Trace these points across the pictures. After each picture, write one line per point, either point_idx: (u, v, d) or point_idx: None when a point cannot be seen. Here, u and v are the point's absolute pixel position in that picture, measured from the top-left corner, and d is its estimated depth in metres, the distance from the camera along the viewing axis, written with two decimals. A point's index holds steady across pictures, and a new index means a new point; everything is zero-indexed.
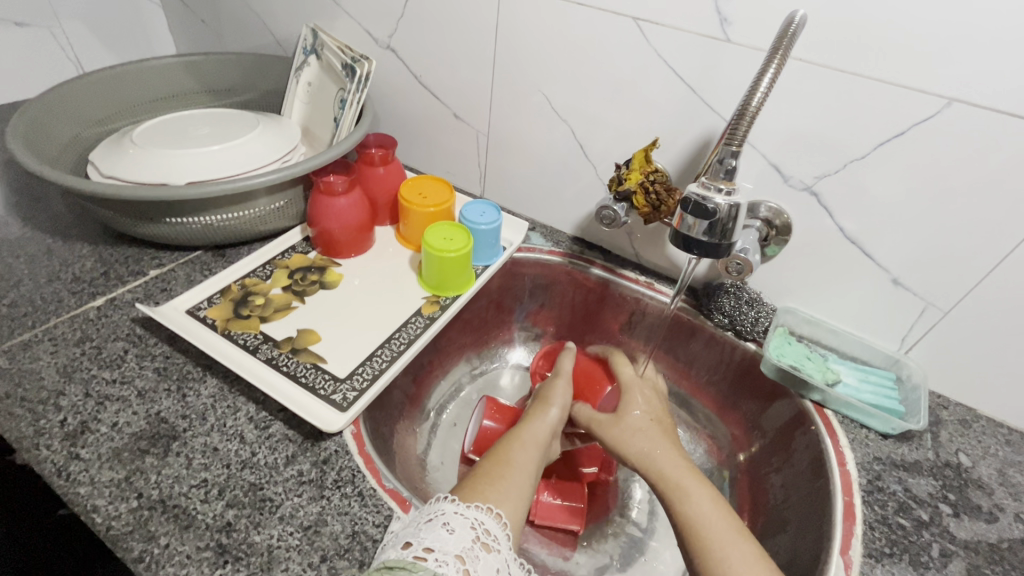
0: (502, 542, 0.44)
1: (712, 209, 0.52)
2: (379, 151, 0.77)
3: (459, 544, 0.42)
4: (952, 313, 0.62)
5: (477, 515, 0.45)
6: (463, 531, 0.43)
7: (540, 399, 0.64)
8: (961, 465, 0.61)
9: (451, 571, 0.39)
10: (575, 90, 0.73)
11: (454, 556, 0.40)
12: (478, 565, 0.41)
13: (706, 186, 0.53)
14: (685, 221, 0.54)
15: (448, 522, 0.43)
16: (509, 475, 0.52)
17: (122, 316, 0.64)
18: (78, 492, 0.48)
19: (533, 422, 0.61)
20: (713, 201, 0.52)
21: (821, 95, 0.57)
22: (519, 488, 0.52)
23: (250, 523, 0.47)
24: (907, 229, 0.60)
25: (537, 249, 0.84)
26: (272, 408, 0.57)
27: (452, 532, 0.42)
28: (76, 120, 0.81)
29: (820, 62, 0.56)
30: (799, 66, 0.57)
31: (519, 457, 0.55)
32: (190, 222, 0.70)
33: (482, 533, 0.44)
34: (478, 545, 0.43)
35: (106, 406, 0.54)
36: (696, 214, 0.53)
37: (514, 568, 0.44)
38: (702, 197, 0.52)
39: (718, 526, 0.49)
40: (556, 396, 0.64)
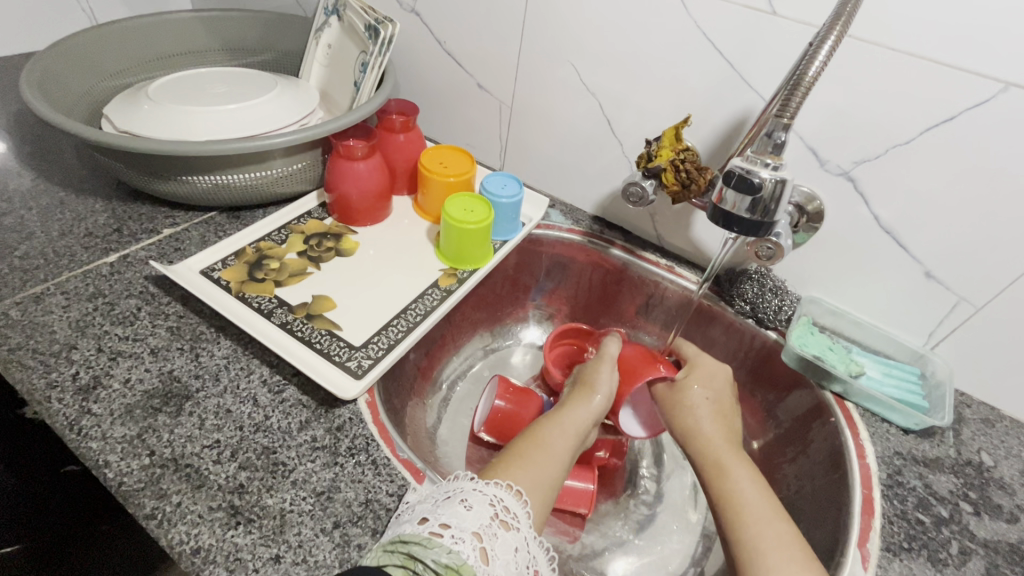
0: (522, 520, 0.43)
1: (757, 184, 0.50)
2: (400, 118, 0.75)
3: (477, 521, 0.40)
4: (985, 310, 0.60)
5: (495, 492, 0.44)
6: (482, 509, 0.42)
7: (585, 383, 0.64)
8: (982, 464, 0.59)
9: (467, 549, 0.38)
10: (606, 63, 0.70)
11: (471, 534, 0.39)
12: (496, 544, 0.40)
13: (751, 160, 0.51)
14: (726, 198, 0.52)
15: (466, 498, 0.42)
16: (539, 459, 0.52)
17: (135, 274, 0.63)
18: (90, 447, 0.47)
19: (574, 408, 0.60)
20: (758, 175, 0.50)
21: (869, 75, 0.55)
22: (548, 472, 0.52)
23: (264, 487, 0.46)
24: (945, 221, 0.58)
25: (556, 227, 0.82)
26: (286, 372, 0.56)
27: (470, 509, 0.41)
28: (90, 71, 0.79)
29: (870, 38, 0.53)
30: (847, 42, 0.54)
31: (558, 441, 0.55)
32: (204, 181, 0.68)
33: (501, 511, 0.42)
34: (496, 523, 0.41)
35: (118, 362, 0.54)
36: (739, 189, 0.51)
37: (534, 547, 0.42)
38: (747, 171, 0.50)
39: (757, 505, 0.51)
40: (601, 382, 0.63)
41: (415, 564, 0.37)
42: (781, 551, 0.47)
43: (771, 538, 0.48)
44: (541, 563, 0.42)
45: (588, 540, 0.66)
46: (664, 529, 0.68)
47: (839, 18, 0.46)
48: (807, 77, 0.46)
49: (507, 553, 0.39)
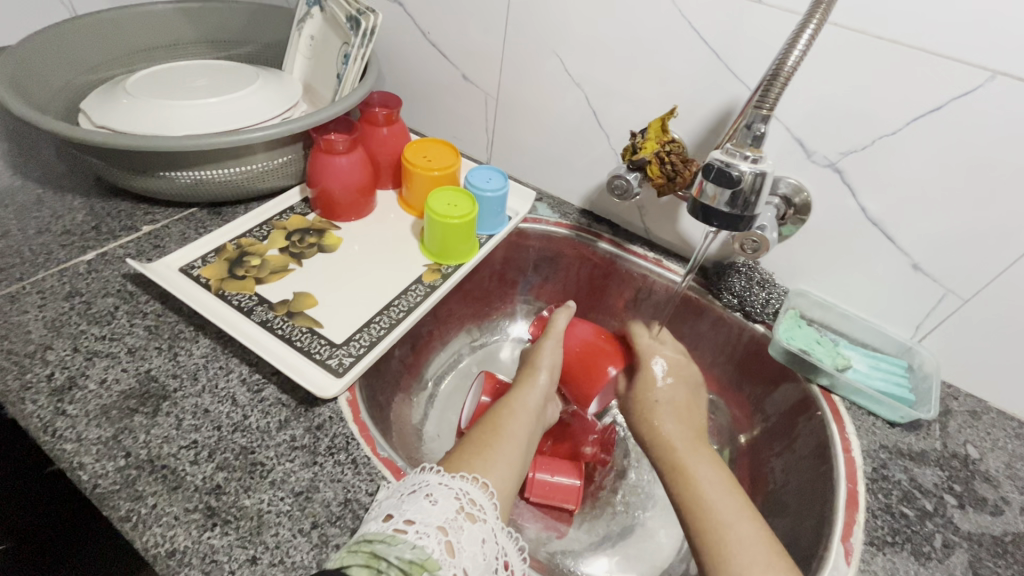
0: (488, 511, 0.43)
1: (736, 177, 0.49)
2: (382, 111, 0.73)
3: (442, 515, 0.40)
4: (973, 302, 0.60)
5: (462, 485, 0.44)
6: (447, 502, 0.41)
7: (529, 367, 0.66)
8: (968, 457, 0.59)
9: (431, 543, 0.38)
10: (591, 52, 0.69)
11: (436, 528, 0.39)
12: (462, 536, 0.39)
13: (730, 152, 0.50)
14: (706, 191, 0.51)
15: (431, 493, 0.42)
16: (498, 445, 0.52)
17: (113, 272, 0.62)
18: (65, 449, 0.46)
19: (523, 393, 0.62)
20: (737, 168, 0.49)
21: (855, 64, 0.54)
22: (507, 456, 0.52)
23: (241, 487, 0.46)
24: (932, 212, 0.57)
25: (543, 221, 0.81)
26: (266, 370, 0.55)
27: (435, 503, 0.41)
28: (67, 65, 0.78)
29: (857, 26, 0.52)
30: (832, 30, 0.53)
31: (515, 425, 0.56)
32: (183, 177, 0.67)
33: (467, 503, 0.42)
34: (462, 516, 0.41)
35: (94, 362, 0.53)
36: (718, 182, 0.50)
37: (502, 537, 0.42)
38: (726, 164, 0.49)
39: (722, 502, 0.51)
40: (543, 362, 0.66)
41: (378, 561, 0.36)
42: (747, 547, 0.47)
43: (739, 533, 0.48)
44: (510, 554, 0.42)
45: (575, 535, 0.66)
46: (651, 523, 0.68)
47: (821, 5, 0.45)
48: (787, 66, 0.46)
49: (474, 545, 0.39)
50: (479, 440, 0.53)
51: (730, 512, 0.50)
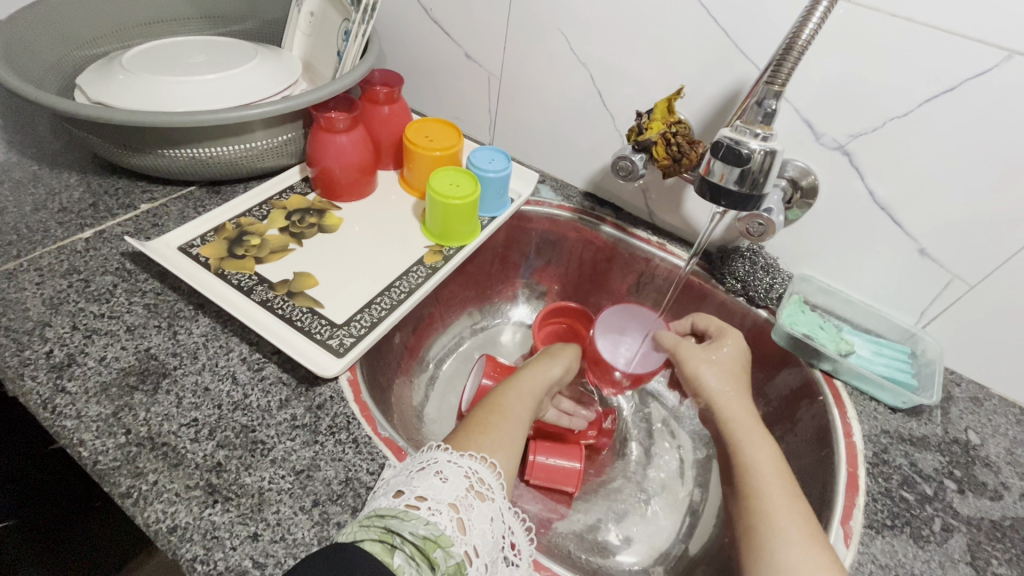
0: (497, 490, 0.42)
1: (746, 155, 0.48)
2: (384, 88, 0.72)
3: (453, 492, 0.40)
4: (979, 287, 0.59)
5: (470, 464, 0.43)
6: (458, 480, 0.41)
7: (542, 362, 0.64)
8: (969, 443, 0.59)
9: (444, 520, 0.38)
10: (598, 31, 0.67)
11: (448, 505, 0.39)
12: (473, 514, 0.39)
13: (740, 130, 0.50)
14: (714, 169, 0.50)
15: (441, 470, 0.41)
16: (501, 424, 0.52)
17: (111, 250, 0.61)
18: (64, 425, 0.46)
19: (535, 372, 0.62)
20: (747, 146, 0.48)
21: (866, 43, 0.53)
22: (511, 435, 0.51)
23: (242, 465, 0.46)
24: (940, 196, 0.57)
25: (545, 203, 0.80)
26: (266, 350, 0.55)
27: (446, 481, 0.41)
28: (62, 40, 0.77)
29: (870, 4, 0.51)
30: (846, 9, 0.52)
31: (510, 396, 0.57)
32: (182, 154, 0.66)
33: (476, 482, 0.42)
34: (472, 494, 0.41)
35: (93, 339, 0.52)
36: (727, 160, 0.49)
37: (509, 517, 0.42)
38: (736, 141, 0.49)
39: (770, 476, 0.51)
40: (561, 358, 0.65)
41: (392, 537, 0.37)
42: (787, 519, 0.47)
43: (783, 507, 0.48)
44: (517, 534, 0.42)
45: (575, 517, 0.66)
46: (648, 503, 0.68)
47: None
48: (801, 41, 0.45)
49: (483, 523, 0.39)
50: (481, 422, 0.52)
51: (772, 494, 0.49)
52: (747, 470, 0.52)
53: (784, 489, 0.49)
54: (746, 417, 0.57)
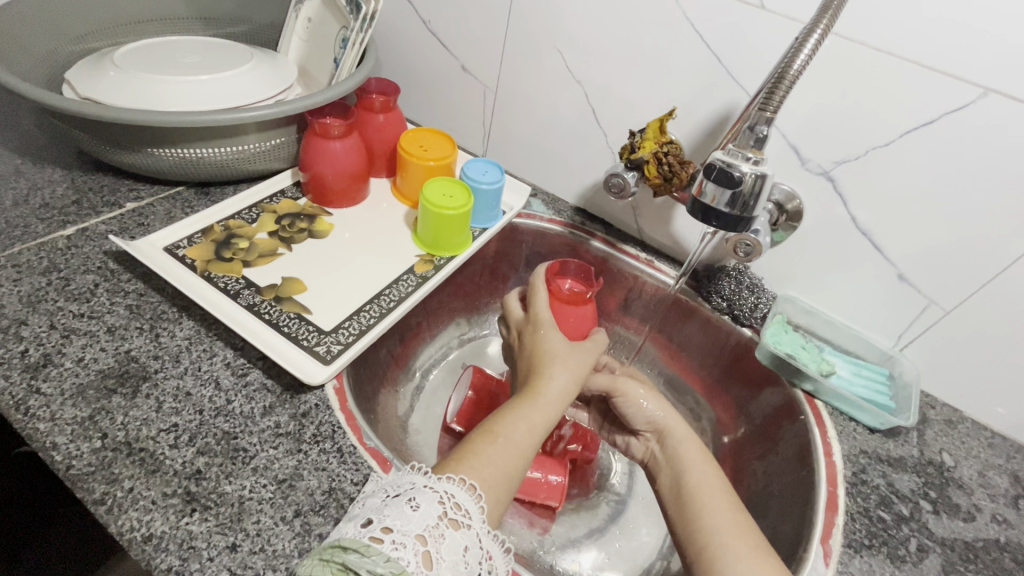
0: (473, 517, 0.42)
1: (738, 178, 0.49)
2: (380, 97, 0.72)
3: (422, 523, 0.39)
4: (954, 313, 0.61)
5: (447, 488, 0.42)
6: (429, 507, 0.40)
7: (545, 357, 0.59)
8: (943, 465, 0.61)
9: (408, 556, 0.37)
10: (594, 50, 0.69)
11: (414, 538, 0.38)
12: (441, 546, 0.38)
13: (732, 153, 0.51)
14: (706, 190, 0.51)
15: (414, 497, 0.41)
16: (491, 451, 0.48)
17: (93, 249, 0.59)
18: (37, 428, 0.45)
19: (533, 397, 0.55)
20: (739, 169, 0.49)
21: (853, 75, 0.55)
22: (504, 467, 0.48)
23: (222, 473, 0.45)
24: (918, 223, 0.59)
25: (537, 216, 0.81)
26: (251, 355, 0.54)
27: (417, 509, 0.40)
28: (52, 33, 0.75)
29: (857, 37, 0.53)
30: (836, 41, 0.54)
31: (513, 424, 0.51)
32: (170, 154, 0.65)
33: (451, 508, 0.41)
34: (444, 523, 0.40)
35: (71, 339, 0.51)
36: (719, 182, 0.50)
37: (486, 541, 0.41)
38: (728, 164, 0.50)
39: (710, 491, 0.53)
40: (565, 362, 0.58)
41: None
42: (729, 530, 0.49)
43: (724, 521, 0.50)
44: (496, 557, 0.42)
45: (559, 533, 0.66)
46: (631, 517, 0.69)
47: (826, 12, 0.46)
48: (792, 72, 0.46)
49: (454, 554, 0.39)
50: (470, 441, 0.49)
51: (721, 522, 0.50)
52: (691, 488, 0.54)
53: (727, 501, 0.52)
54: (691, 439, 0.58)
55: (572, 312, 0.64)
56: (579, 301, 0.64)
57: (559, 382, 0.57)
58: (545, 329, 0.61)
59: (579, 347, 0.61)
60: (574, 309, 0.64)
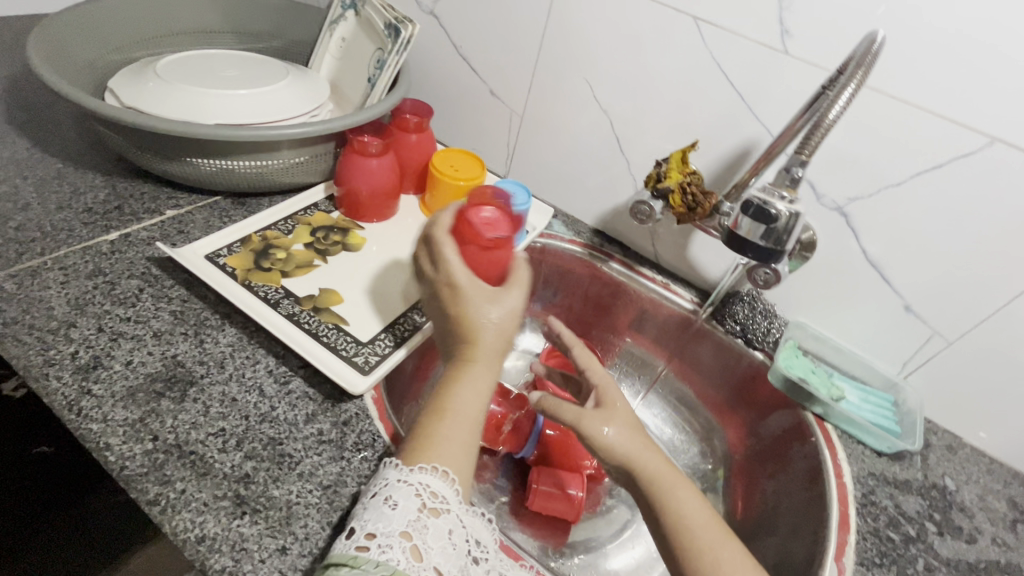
0: (450, 502, 0.44)
1: (774, 215, 0.53)
2: (414, 118, 0.75)
3: (405, 519, 0.41)
4: (956, 344, 0.65)
5: (421, 479, 0.44)
6: (407, 503, 0.42)
7: (466, 328, 0.50)
8: (946, 488, 0.64)
9: (396, 554, 0.39)
10: (620, 82, 0.72)
11: (399, 536, 0.40)
12: (427, 536, 0.41)
13: (769, 191, 0.54)
14: (743, 225, 0.55)
15: (390, 497, 0.43)
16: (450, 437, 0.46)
17: (137, 254, 0.61)
18: (90, 429, 0.46)
19: (467, 385, 0.48)
20: (776, 207, 0.53)
21: (880, 125, 0.59)
22: (467, 447, 0.47)
23: (270, 477, 0.46)
24: (925, 258, 0.62)
25: (558, 237, 0.84)
26: (293, 363, 0.56)
27: (396, 508, 0.42)
28: (97, 42, 0.78)
29: (894, 92, 0.57)
30: (876, 97, 0.58)
31: (468, 399, 0.48)
32: (211, 164, 0.68)
33: (428, 499, 0.43)
34: (425, 514, 0.42)
35: (119, 342, 0.52)
36: (756, 218, 0.53)
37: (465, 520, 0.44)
38: (765, 202, 0.53)
39: (704, 526, 0.49)
40: (482, 324, 0.50)
41: None
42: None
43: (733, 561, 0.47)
44: (478, 530, 0.45)
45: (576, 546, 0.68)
46: (644, 533, 0.71)
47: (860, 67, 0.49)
48: (828, 120, 0.50)
49: (440, 540, 0.41)
50: (425, 423, 0.47)
51: (689, 499, 0.50)
52: (680, 523, 0.49)
53: (723, 536, 0.48)
54: (661, 464, 0.52)
55: (495, 256, 0.55)
56: (500, 242, 0.56)
57: (501, 338, 0.50)
58: (467, 289, 0.50)
59: (500, 301, 0.51)
60: (492, 254, 0.55)
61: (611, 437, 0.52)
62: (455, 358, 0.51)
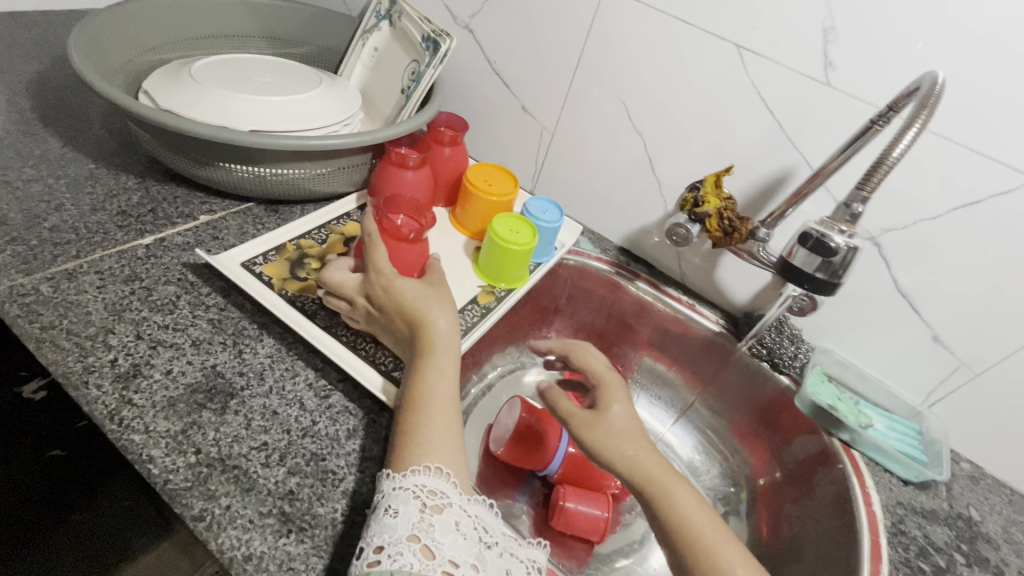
0: (450, 495, 0.44)
1: (833, 249, 0.54)
2: (450, 132, 0.76)
3: (408, 524, 0.41)
4: (983, 376, 0.66)
5: (417, 481, 0.44)
6: (407, 507, 0.42)
7: (414, 314, 0.54)
8: (971, 519, 0.64)
9: (407, 558, 0.39)
10: (656, 104, 0.73)
11: (406, 541, 0.40)
12: (435, 533, 0.41)
13: (827, 225, 0.55)
14: (800, 256, 0.56)
15: (389, 506, 0.43)
16: (435, 426, 0.48)
17: (172, 260, 0.60)
18: (132, 440, 0.45)
19: (432, 370, 0.52)
20: (834, 240, 0.54)
21: (936, 169, 0.59)
22: (452, 437, 0.49)
23: (314, 495, 0.46)
24: (957, 291, 0.63)
25: (585, 254, 0.84)
26: (332, 377, 0.55)
27: (397, 514, 0.42)
28: (132, 43, 0.77)
29: (955, 136, 0.57)
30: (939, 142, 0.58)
31: (435, 384, 0.51)
32: (246, 171, 0.67)
33: (426, 496, 0.43)
34: (427, 513, 0.42)
35: (158, 351, 0.52)
36: (815, 249, 0.55)
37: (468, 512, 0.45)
38: (823, 235, 0.54)
39: (706, 523, 0.48)
40: (428, 309, 0.55)
41: None
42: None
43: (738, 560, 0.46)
44: (481, 515, 0.46)
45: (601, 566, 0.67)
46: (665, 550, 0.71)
47: (925, 107, 0.49)
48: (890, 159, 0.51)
49: (448, 533, 0.42)
50: (406, 421, 0.49)
51: (686, 497, 0.50)
52: (679, 523, 0.48)
53: (724, 533, 0.48)
54: (655, 464, 0.53)
55: (409, 250, 0.63)
56: (420, 240, 0.64)
57: (449, 328, 0.55)
58: (400, 280, 0.56)
59: (435, 293, 0.57)
60: (407, 247, 0.63)
61: (604, 440, 0.55)
62: (414, 353, 0.54)
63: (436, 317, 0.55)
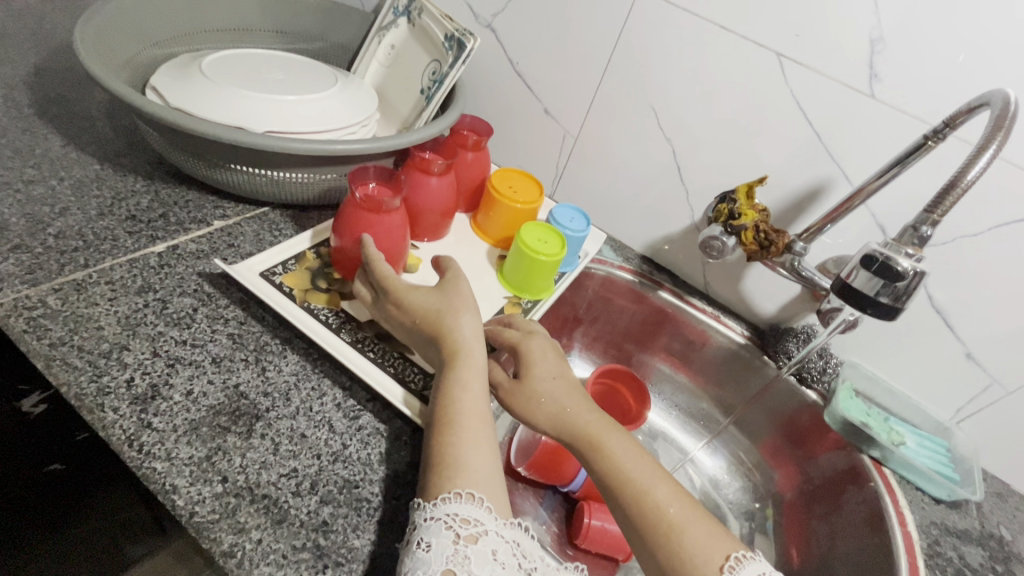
0: (485, 522, 0.41)
1: (899, 273, 0.52)
2: (473, 136, 0.73)
3: (442, 558, 0.39)
4: (1016, 394, 0.65)
5: (449, 509, 0.41)
6: (440, 541, 0.40)
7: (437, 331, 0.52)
8: (1003, 538, 0.64)
9: None
10: (687, 111, 0.71)
11: None
12: (470, 566, 0.39)
13: (893, 248, 0.54)
14: (864, 279, 0.54)
15: (422, 539, 0.40)
16: (462, 442, 0.46)
17: (187, 269, 0.57)
18: (154, 468, 0.42)
19: (461, 384, 0.49)
20: (901, 264, 0.52)
21: (990, 192, 0.58)
22: (483, 455, 0.46)
23: (349, 525, 0.43)
24: (996, 310, 0.62)
25: (608, 262, 0.82)
26: (360, 397, 0.52)
27: (430, 548, 0.39)
28: (137, 35, 0.73)
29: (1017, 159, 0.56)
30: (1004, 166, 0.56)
31: (462, 397, 0.48)
32: (263, 175, 0.64)
33: (460, 526, 0.41)
34: (462, 544, 0.40)
35: (177, 369, 0.48)
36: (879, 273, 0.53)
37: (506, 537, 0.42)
38: (889, 257, 0.53)
39: (639, 468, 0.47)
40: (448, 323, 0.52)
41: None
42: (692, 521, 0.44)
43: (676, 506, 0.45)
44: (522, 541, 0.43)
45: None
46: None
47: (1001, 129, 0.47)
48: (964, 182, 0.49)
49: (485, 564, 0.39)
50: (432, 441, 0.46)
51: (621, 445, 0.49)
52: (613, 471, 0.48)
53: (658, 476, 0.47)
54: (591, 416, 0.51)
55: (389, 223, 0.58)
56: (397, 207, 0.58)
57: (474, 333, 0.53)
58: (409, 295, 0.53)
59: (457, 300, 0.54)
60: (384, 220, 0.57)
61: (540, 397, 0.53)
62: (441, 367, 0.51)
63: (460, 326, 0.52)
